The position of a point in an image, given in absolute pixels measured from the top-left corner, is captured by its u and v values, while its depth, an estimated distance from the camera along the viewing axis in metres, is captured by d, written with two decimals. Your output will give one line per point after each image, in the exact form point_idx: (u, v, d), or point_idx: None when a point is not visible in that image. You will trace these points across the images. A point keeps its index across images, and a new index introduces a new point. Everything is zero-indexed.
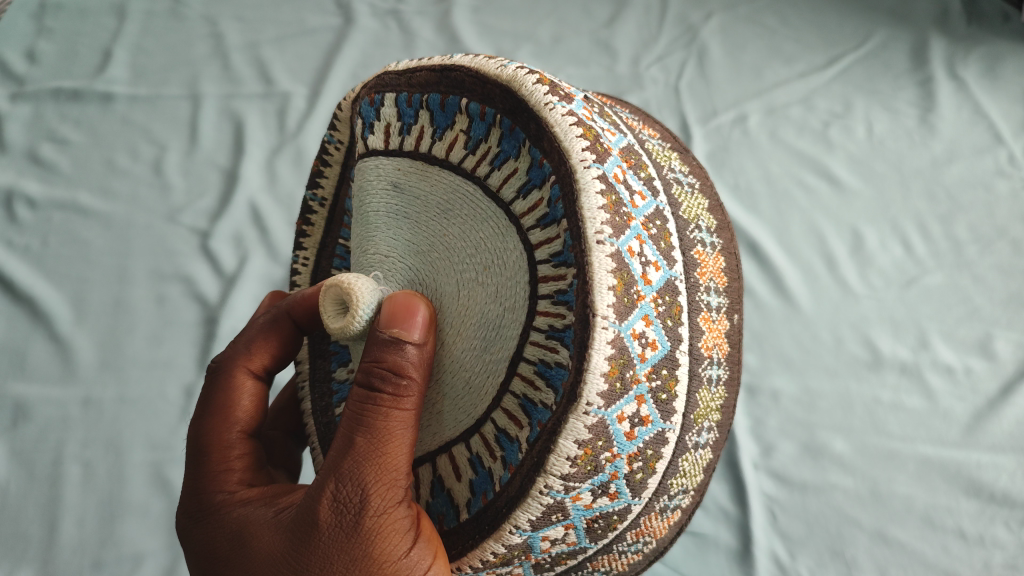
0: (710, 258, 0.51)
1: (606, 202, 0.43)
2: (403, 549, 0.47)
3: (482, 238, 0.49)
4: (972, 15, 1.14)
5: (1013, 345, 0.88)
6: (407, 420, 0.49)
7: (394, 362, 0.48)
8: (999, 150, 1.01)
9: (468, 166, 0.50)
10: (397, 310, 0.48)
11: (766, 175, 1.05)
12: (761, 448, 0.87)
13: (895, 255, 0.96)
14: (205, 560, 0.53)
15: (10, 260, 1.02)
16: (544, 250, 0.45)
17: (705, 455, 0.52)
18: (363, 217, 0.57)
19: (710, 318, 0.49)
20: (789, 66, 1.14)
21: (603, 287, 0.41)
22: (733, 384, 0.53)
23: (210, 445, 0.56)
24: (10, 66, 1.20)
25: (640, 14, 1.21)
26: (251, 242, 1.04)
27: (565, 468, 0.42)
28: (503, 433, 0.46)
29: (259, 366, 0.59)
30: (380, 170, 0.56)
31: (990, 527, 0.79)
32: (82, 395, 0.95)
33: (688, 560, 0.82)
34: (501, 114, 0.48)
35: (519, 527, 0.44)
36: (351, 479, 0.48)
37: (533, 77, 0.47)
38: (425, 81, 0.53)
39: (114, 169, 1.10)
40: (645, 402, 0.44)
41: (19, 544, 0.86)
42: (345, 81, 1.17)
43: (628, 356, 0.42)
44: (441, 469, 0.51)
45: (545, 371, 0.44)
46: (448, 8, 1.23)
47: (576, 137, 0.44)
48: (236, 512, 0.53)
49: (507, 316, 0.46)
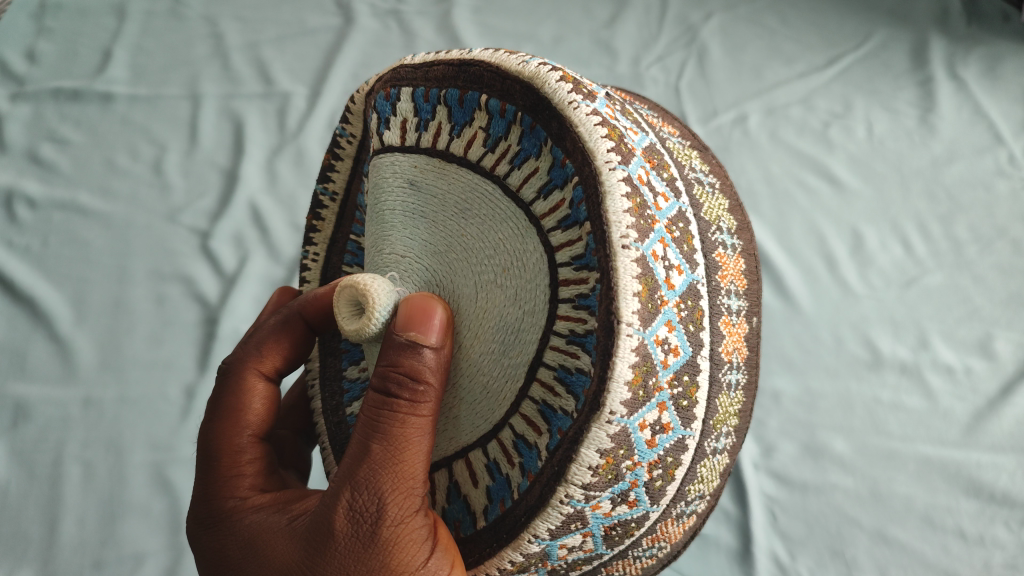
0: (731, 259, 0.51)
1: (632, 205, 0.43)
2: (421, 559, 0.47)
3: (501, 239, 0.49)
4: (972, 15, 1.14)
5: (1013, 345, 0.88)
6: (424, 427, 0.48)
7: (411, 367, 0.47)
8: (999, 150, 1.01)
9: (487, 164, 0.50)
10: (414, 313, 0.48)
11: (766, 176, 1.05)
12: (762, 448, 0.87)
13: (895, 255, 0.97)
14: (217, 566, 0.53)
15: (10, 260, 1.02)
16: (565, 252, 0.45)
17: (723, 460, 0.52)
18: (378, 215, 0.57)
19: (730, 322, 0.49)
20: (789, 66, 1.14)
21: (628, 294, 0.41)
22: (751, 387, 0.53)
23: (219, 450, 0.56)
24: (9, 66, 1.20)
25: (641, 15, 1.22)
26: (251, 242, 1.04)
27: (587, 478, 0.42)
28: (522, 440, 0.47)
29: (270, 367, 0.59)
30: (395, 166, 0.56)
31: (990, 527, 0.79)
32: (82, 395, 0.95)
33: (688, 560, 0.82)
34: (521, 111, 0.48)
35: (538, 536, 0.44)
36: (367, 488, 0.48)
37: (556, 74, 0.47)
38: (443, 76, 0.53)
39: (114, 170, 1.10)
40: (666, 409, 0.44)
41: (19, 544, 0.86)
42: (345, 81, 1.17)
43: (652, 364, 0.42)
44: (457, 475, 0.52)
45: (566, 377, 0.44)
46: (448, 8, 1.23)
47: (601, 138, 0.44)
48: (248, 520, 0.53)
49: (526, 319, 0.46)
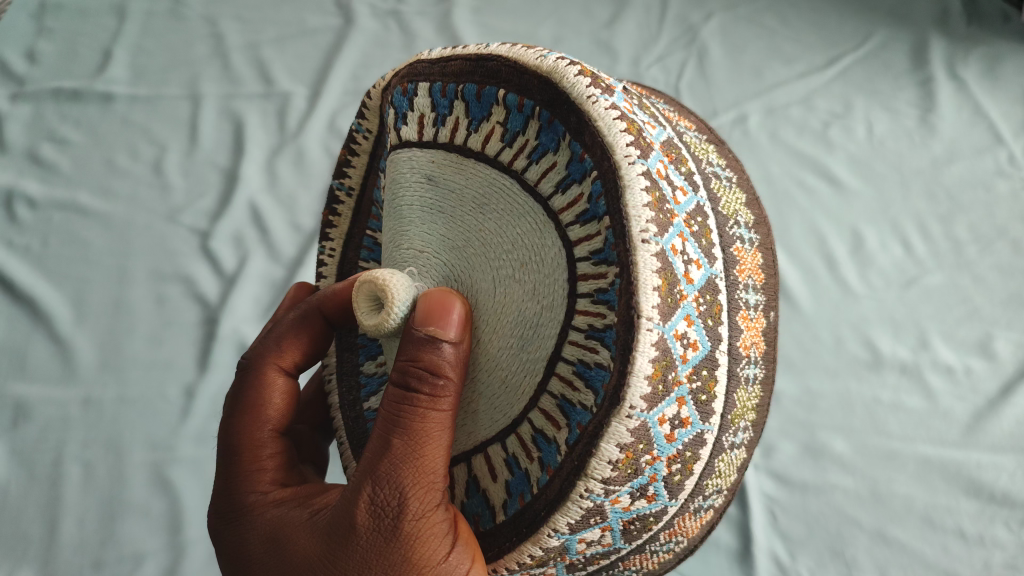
0: (749, 254, 0.51)
1: (651, 199, 0.43)
2: (442, 553, 0.47)
3: (519, 234, 0.49)
4: (972, 15, 1.14)
5: (1013, 345, 0.88)
6: (444, 422, 0.49)
7: (430, 362, 0.47)
8: (999, 150, 1.01)
9: (505, 158, 0.50)
10: (433, 308, 0.48)
11: (766, 175, 1.05)
12: (762, 448, 0.87)
13: (895, 255, 0.97)
14: (238, 562, 0.53)
15: (10, 260, 1.02)
16: (583, 246, 0.45)
17: (740, 455, 0.52)
18: (396, 210, 0.57)
19: (748, 316, 0.49)
20: (789, 66, 1.14)
21: (648, 288, 0.41)
22: (768, 382, 0.53)
23: (241, 445, 0.56)
24: (9, 65, 1.20)
25: (640, 15, 1.22)
26: (251, 242, 1.04)
27: (606, 472, 0.42)
28: (540, 434, 0.46)
29: (290, 363, 0.59)
30: (413, 162, 0.56)
31: (990, 527, 0.79)
32: (82, 395, 0.94)
33: (689, 560, 0.81)
34: (539, 106, 0.48)
35: (558, 531, 0.44)
36: (388, 483, 0.48)
37: (574, 69, 0.47)
38: (460, 71, 0.53)
39: (114, 170, 1.10)
40: (685, 403, 0.44)
41: (19, 544, 0.86)
42: (345, 82, 1.17)
43: (671, 358, 0.42)
44: (477, 470, 0.51)
45: (585, 372, 0.44)
46: (448, 8, 1.23)
47: (620, 132, 0.44)
48: (269, 514, 0.53)
49: (545, 314, 0.46)
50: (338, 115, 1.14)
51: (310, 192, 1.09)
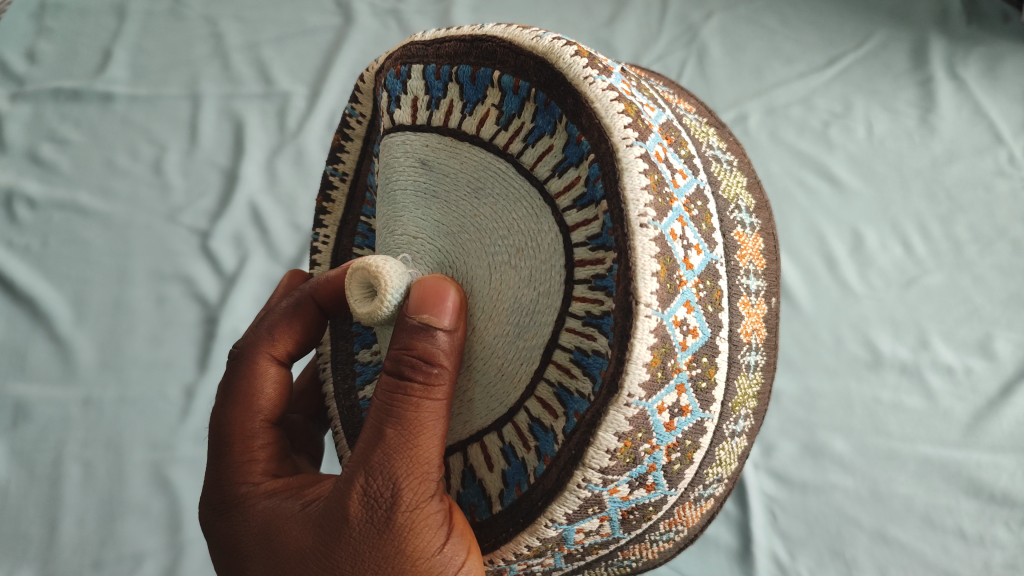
0: (750, 239, 0.51)
1: (650, 182, 0.42)
2: (437, 544, 0.47)
3: (515, 219, 0.48)
4: (972, 15, 1.14)
5: (1013, 345, 0.88)
6: (438, 411, 0.49)
7: (424, 350, 0.47)
8: (999, 150, 1.01)
9: (501, 142, 0.50)
10: (427, 295, 0.48)
11: (766, 175, 1.05)
12: (761, 448, 0.87)
13: (895, 254, 0.97)
14: (230, 554, 0.53)
15: (10, 260, 1.02)
16: (580, 232, 0.45)
17: (741, 443, 0.52)
18: (389, 195, 0.58)
19: (749, 302, 0.49)
20: (789, 65, 1.14)
21: (646, 274, 0.41)
22: (769, 370, 0.52)
23: (233, 435, 0.56)
24: (9, 65, 1.20)
25: (640, 14, 1.22)
26: (251, 242, 1.04)
27: (604, 461, 0.42)
28: (537, 423, 0.46)
29: (282, 352, 0.59)
30: (407, 146, 0.56)
31: (990, 527, 0.79)
32: (82, 395, 0.95)
33: (688, 561, 0.81)
34: (535, 88, 0.47)
35: (555, 521, 0.44)
36: (381, 472, 0.48)
37: (570, 49, 0.46)
38: (455, 53, 0.52)
39: (114, 169, 1.10)
40: (685, 392, 0.44)
41: (19, 544, 0.86)
42: (344, 81, 1.17)
43: (670, 345, 0.42)
44: (473, 459, 0.51)
45: (582, 359, 0.44)
46: (447, 8, 1.23)
47: (618, 114, 0.44)
48: (261, 505, 0.54)
49: (541, 301, 0.46)
50: (337, 114, 1.14)
51: (309, 192, 1.08)
